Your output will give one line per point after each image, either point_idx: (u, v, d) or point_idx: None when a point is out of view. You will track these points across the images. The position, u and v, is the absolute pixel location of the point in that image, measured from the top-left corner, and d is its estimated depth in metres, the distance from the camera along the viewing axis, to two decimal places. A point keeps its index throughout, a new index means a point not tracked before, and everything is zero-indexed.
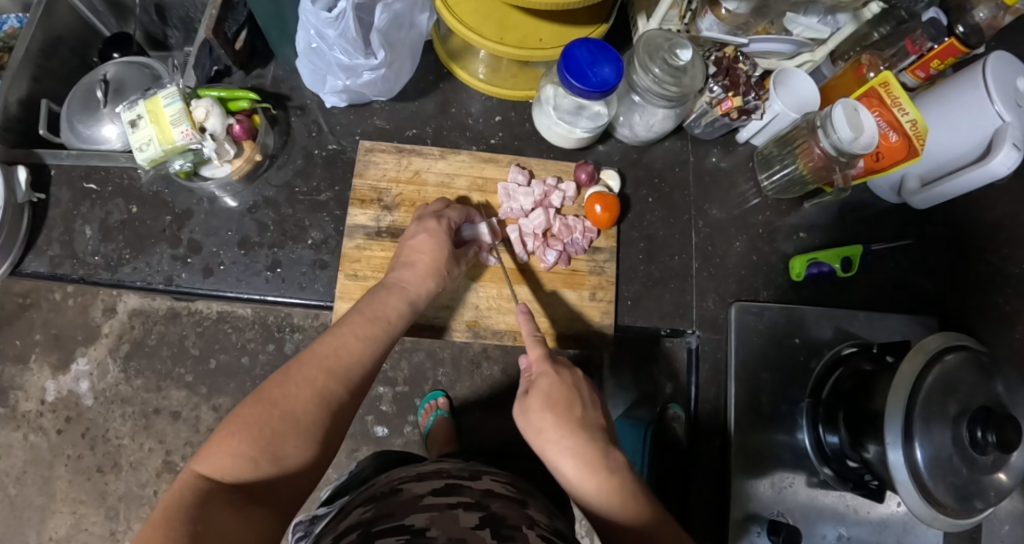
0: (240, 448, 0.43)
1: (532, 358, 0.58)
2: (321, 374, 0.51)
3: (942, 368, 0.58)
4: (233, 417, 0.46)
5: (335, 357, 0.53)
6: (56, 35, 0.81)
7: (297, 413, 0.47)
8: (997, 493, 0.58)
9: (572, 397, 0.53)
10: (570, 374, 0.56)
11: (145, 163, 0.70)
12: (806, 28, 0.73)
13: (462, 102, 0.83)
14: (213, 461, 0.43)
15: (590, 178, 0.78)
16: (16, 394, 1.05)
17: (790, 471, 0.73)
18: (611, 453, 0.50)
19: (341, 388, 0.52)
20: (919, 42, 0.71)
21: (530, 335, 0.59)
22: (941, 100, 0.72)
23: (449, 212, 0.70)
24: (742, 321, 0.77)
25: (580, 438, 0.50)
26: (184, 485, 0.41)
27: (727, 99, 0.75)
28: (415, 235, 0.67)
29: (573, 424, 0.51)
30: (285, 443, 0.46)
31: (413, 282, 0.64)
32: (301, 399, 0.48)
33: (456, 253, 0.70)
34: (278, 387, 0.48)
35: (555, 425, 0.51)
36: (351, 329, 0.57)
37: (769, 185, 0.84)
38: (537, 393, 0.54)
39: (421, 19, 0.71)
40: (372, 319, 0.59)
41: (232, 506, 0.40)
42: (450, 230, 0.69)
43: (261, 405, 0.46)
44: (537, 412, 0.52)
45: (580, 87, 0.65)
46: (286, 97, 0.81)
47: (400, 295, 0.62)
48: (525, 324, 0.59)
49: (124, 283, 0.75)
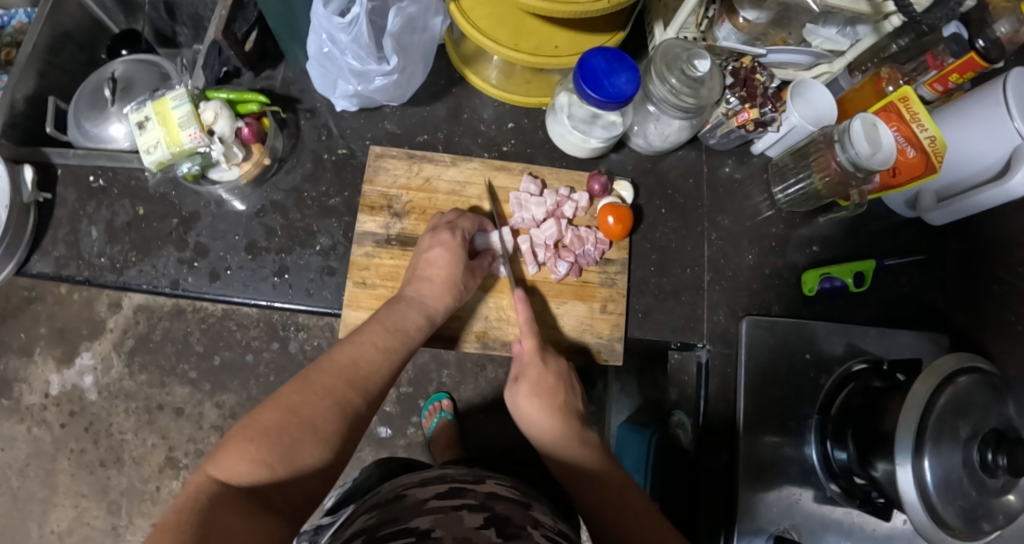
0: (257, 453, 0.43)
1: (524, 347, 0.67)
2: (339, 383, 0.51)
3: (954, 391, 0.57)
4: (249, 423, 0.45)
5: (354, 368, 0.54)
6: (63, 30, 0.80)
7: (316, 421, 0.47)
8: (1006, 515, 0.57)
9: (557, 386, 0.63)
10: (557, 365, 0.66)
11: (152, 166, 0.69)
12: (825, 40, 0.70)
13: (474, 107, 0.82)
14: (228, 465, 0.41)
15: (604, 189, 0.77)
16: (20, 386, 1.05)
17: (797, 486, 0.73)
18: (587, 434, 0.59)
19: (358, 399, 0.52)
20: (940, 57, 0.71)
21: (525, 325, 0.67)
22: (958, 116, 0.71)
23: (462, 222, 0.70)
24: (753, 336, 0.77)
25: (561, 419, 0.60)
26: (198, 488, 0.39)
27: (744, 111, 0.74)
28: (430, 248, 0.67)
29: (557, 408, 0.61)
30: (303, 450, 0.45)
31: (432, 296, 0.65)
32: (320, 406, 0.49)
33: (471, 264, 0.69)
34: (297, 394, 0.48)
35: (541, 409, 0.61)
36: (370, 338, 0.58)
37: (784, 198, 0.83)
38: (526, 381, 0.64)
39: (434, 23, 0.69)
40: (393, 331, 0.60)
41: (249, 510, 0.39)
42: (464, 241, 0.69)
43: (280, 412, 0.46)
44: (526, 398, 0.62)
45: (596, 97, 0.64)
46: (296, 100, 0.80)
47: (419, 310, 0.63)
48: (524, 314, 0.67)
49: (130, 286, 0.74)
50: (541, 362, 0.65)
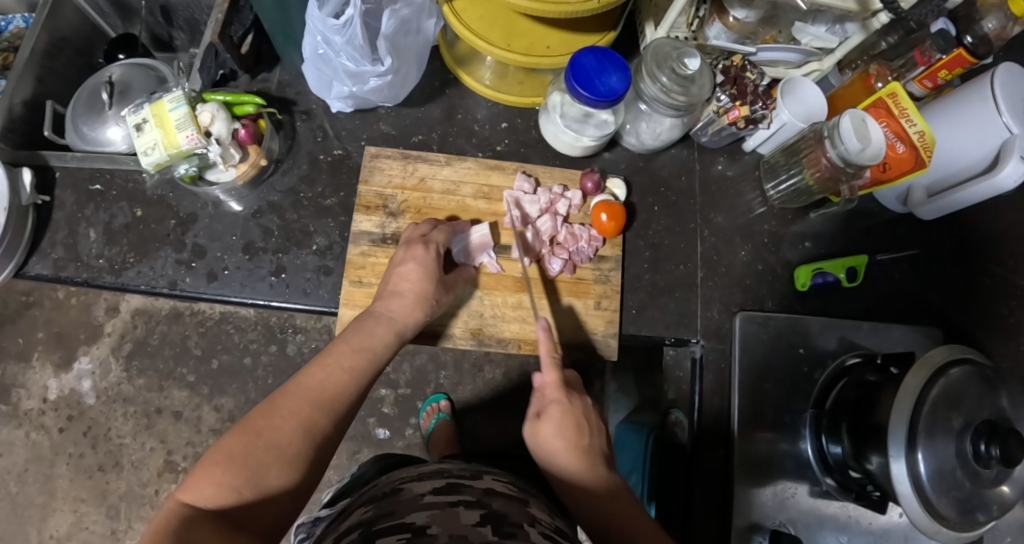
0: (223, 477, 0.43)
1: (546, 380, 0.60)
2: (306, 406, 0.50)
3: (946, 382, 0.58)
4: (217, 446, 0.45)
5: (321, 389, 0.52)
6: (60, 36, 0.81)
7: (281, 445, 0.47)
8: (1000, 505, 0.58)
9: (583, 426, 0.56)
10: (581, 401, 0.59)
11: (150, 168, 0.70)
12: (814, 38, 0.72)
13: (468, 108, 0.83)
14: (196, 489, 0.42)
15: (597, 186, 0.78)
16: (18, 391, 1.05)
17: (792, 480, 0.73)
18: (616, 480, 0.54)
19: (326, 420, 0.51)
20: (928, 53, 0.72)
21: (547, 356, 0.61)
22: (947, 111, 0.72)
23: (435, 236, 0.69)
24: (746, 331, 0.77)
25: (589, 466, 0.54)
26: (168, 514, 0.40)
27: (735, 109, 0.75)
28: (402, 262, 0.66)
29: (583, 453, 0.55)
30: (269, 473, 0.45)
31: (402, 312, 0.63)
32: (285, 429, 0.48)
33: (444, 280, 0.69)
34: (262, 417, 0.48)
35: (567, 453, 0.55)
36: (337, 359, 0.56)
37: (775, 194, 0.84)
38: (550, 420, 0.57)
39: (428, 25, 0.71)
40: (359, 348, 0.58)
41: (211, 536, 0.40)
42: (438, 256, 0.68)
43: (246, 436, 0.46)
44: (550, 439, 0.56)
45: (588, 95, 0.65)
46: (291, 102, 0.81)
47: (388, 325, 0.62)
48: (546, 342, 0.60)
49: (128, 287, 0.75)
50: (565, 397, 0.59)
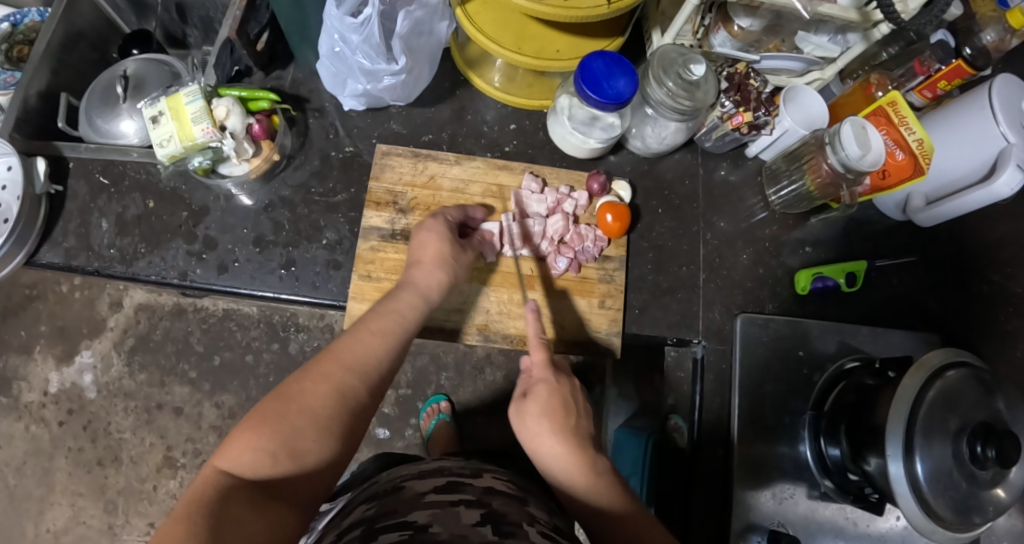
0: (259, 443, 0.44)
1: (534, 361, 0.63)
2: (339, 370, 0.52)
3: (944, 384, 0.58)
4: (251, 414, 0.46)
5: (352, 353, 0.55)
6: (76, 30, 0.82)
7: (316, 408, 0.48)
8: (996, 508, 0.57)
9: (568, 405, 0.57)
10: (569, 383, 0.61)
11: (166, 160, 0.72)
12: (816, 47, 0.74)
13: (477, 109, 0.84)
14: (233, 456, 0.43)
15: (602, 188, 0.80)
16: (19, 384, 1.06)
17: (790, 482, 0.74)
18: (600, 460, 0.54)
19: (360, 383, 0.53)
20: (927, 63, 0.74)
21: (535, 338, 0.63)
22: (946, 120, 0.73)
23: (447, 211, 0.73)
24: (747, 333, 0.78)
25: (573, 447, 0.54)
26: (206, 482, 0.41)
27: (738, 115, 0.77)
28: (418, 235, 0.70)
29: (567, 431, 0.55)
30: (304, 437, 0.46)
31: (425, 279, 0.66)
32: (319, 392, 0.49)
33: (461, 242, 0.71)
34: (297, 383, 0.50)
35: (549, 428, 0.55)
36: (368, 324, 0.59)
37: (777, 199, 0.85)
38: (535, 398, 0.58)
39: (441, 27, 0.72)
40: (388, 314, 0.61)
41: (248, 504, 0.40)
42: (449, 224, 0.72)
43: (281, 401, 0.48)
44: (533, 418, 0.57)
45: (596, 98, 0.67)
46: (304, 99, 0.82)
47: (413, 293, 0.64)
48: (534, 323, 0.63)
49: (139, 277, 0.76)
50: (550, 377, 0.61)
